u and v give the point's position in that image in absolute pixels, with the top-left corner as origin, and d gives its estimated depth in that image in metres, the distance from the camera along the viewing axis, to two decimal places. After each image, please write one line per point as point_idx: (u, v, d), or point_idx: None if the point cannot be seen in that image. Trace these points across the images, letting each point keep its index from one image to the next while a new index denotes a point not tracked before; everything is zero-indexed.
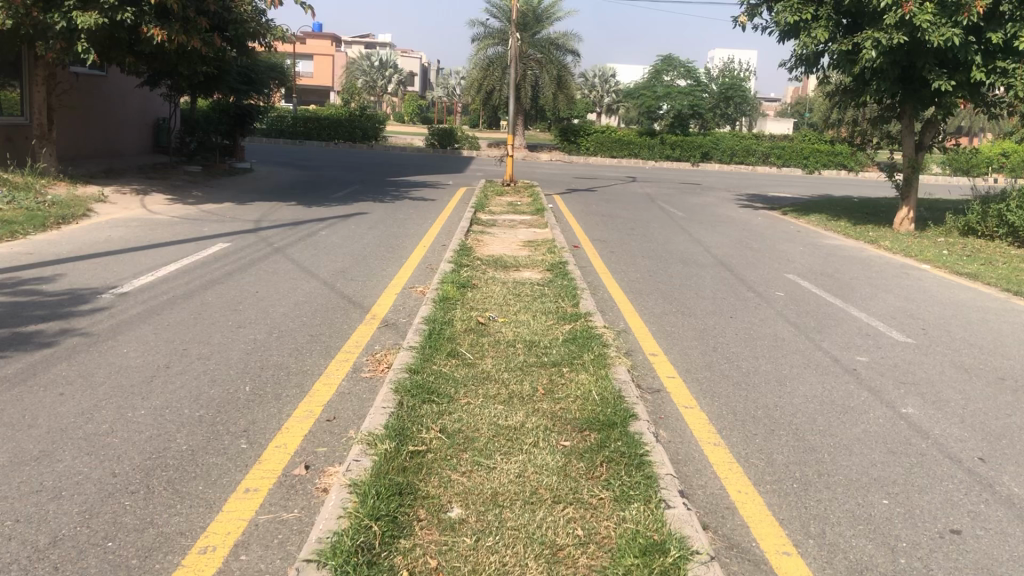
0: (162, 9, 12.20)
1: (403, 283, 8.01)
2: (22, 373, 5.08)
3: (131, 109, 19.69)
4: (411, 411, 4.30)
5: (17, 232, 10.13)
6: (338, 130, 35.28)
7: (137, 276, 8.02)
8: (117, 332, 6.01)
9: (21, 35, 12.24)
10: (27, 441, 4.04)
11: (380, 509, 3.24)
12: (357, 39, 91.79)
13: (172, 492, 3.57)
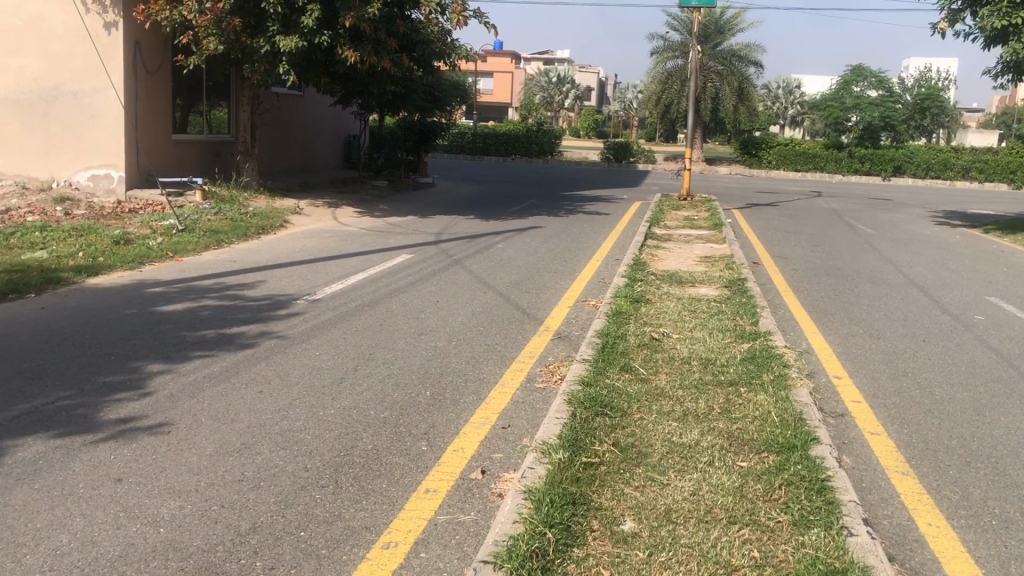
0: (356, 32, 12.90)
1: (577, 297, 8.08)
2: (226, 370, 5.49)
3: (324, 127, 20.90)
4: (585, 422, 4.33)
5: (223, 241, 10.98)
6: (516, 145, 36.04)
7: (329, 283, 8.53)
8: (310, 335, 6.42)
9: (231, 60, 13.28)
10: (231, 434, 4.38)
11: (554, 516, 3.29)
12: (537, 56, 93.84)
13: (359, 488, 3.77)
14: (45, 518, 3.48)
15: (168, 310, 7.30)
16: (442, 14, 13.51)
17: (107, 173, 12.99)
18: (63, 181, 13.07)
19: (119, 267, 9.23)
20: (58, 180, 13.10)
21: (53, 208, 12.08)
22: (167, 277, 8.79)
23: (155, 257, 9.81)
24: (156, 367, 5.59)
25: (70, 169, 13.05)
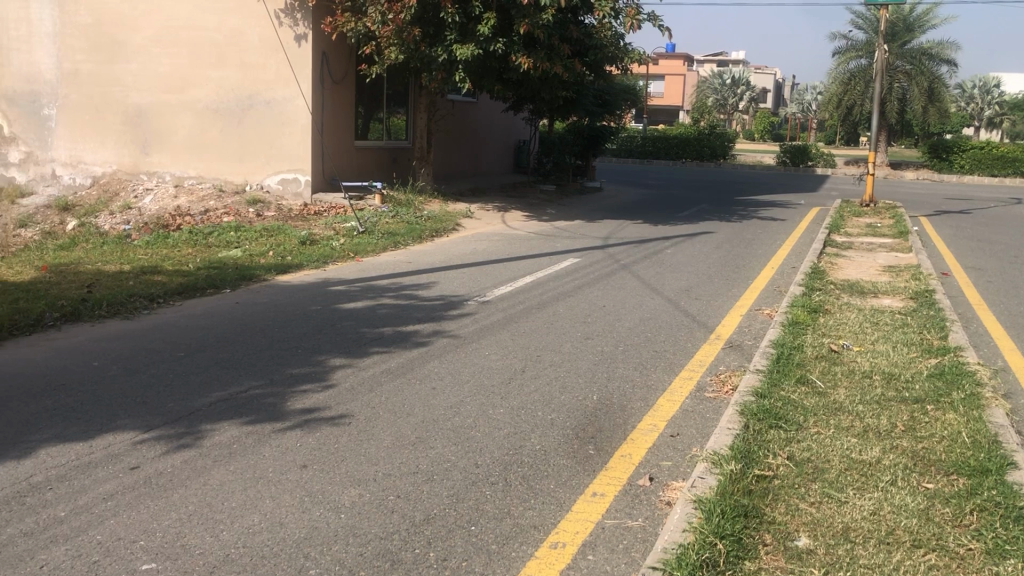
0: (530, 38, 13.10)
1: (750, 305, 7.87)
2: (402, 366, 5.72)
3: (496, 132, 21.34)
4: (758, 434, 4.22)
5: (399, 243, 11.42)
6: (687, 149, 35.50)
7: (499, 286, 8.71)
8: (481, 336, 6.58)
9: (411, 68, 13.79)
10: (406, 428, 4.55)
11: (725, 527, 3.22)
12: (711, 58, 92.07)
13: (528, 487, 3.83)
14: (238, 498, 3.75)
15: (349, 307, 7.68)
16: (616, 18, 13.49)
17: (295, 178, 13.79)
18: (256, 184, 14.00)
19: (304, 266, 9.78)
20: (251, 184, 14.04)
21: (247, 209, 12.96)
22: (347, 277, 9.23)
23: (336, 257, 10.33)
24: (338, 361, 5.90)
25: (262, 173, 13.95)
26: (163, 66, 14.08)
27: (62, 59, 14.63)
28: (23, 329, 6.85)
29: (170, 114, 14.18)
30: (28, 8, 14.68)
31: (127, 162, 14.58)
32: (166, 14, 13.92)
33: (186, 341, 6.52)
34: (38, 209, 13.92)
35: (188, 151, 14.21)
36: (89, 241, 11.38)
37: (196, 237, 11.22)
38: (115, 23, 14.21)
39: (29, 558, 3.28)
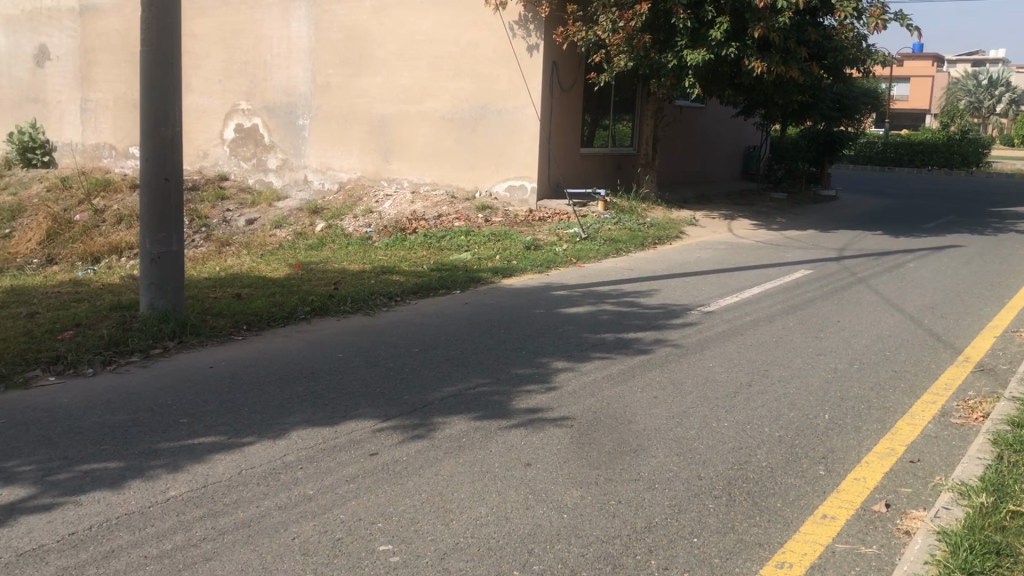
0: (764, 42, 12.72)
1: (1004, 325, 7.23)
2: (623, 373, 5.74)
3: (725, 139, 20.88)
4: (1013, 467, 3.87)
5: (622, 249, 11.45)
6: (934, 156, 33.04)
7: (724, 295, 8.53)
8: (705, 346, 6.47)
9: (640, 75, 13.79)
10: (628, 434, 4.56)
11: (974, 564, 2.99)
12: (963, 57, 85.21)
13: (753, 503, 3.73)
14: (467, 490, 3.91)
15: (572, 312, 7.80)
16: (859, 19, 12.82)
17: (522, 184, 14.14)
18: (485, 191, 14.50)
19: (528, 270, 10.05)
20: (481, 190, 14.55)
21: (476, 215, 13.48)
22: (570, 282, 9.39)
23: (560, 262, 10.52)
24: (561, 363, 6.01)
25: (491, 180, 14.42)
26: (405, 78, 14.94)
27: (317, 74, 15.89)
28: (277, 321, 7.50)
29: (410, 123, 15.02)
30: (288, 27, 16.06)
31: (370, 169, 15.60)
32: (409, 28, 14.76)
33: (419, 338, 6.89)
34: (291, 211, 15.19)
35: (425, 158, 14.98)
36: (335, 242, 12.29)
37: (430, 240, 11.82)
38: (364, 39, 15.24)
39: (283, 530, 3.60)
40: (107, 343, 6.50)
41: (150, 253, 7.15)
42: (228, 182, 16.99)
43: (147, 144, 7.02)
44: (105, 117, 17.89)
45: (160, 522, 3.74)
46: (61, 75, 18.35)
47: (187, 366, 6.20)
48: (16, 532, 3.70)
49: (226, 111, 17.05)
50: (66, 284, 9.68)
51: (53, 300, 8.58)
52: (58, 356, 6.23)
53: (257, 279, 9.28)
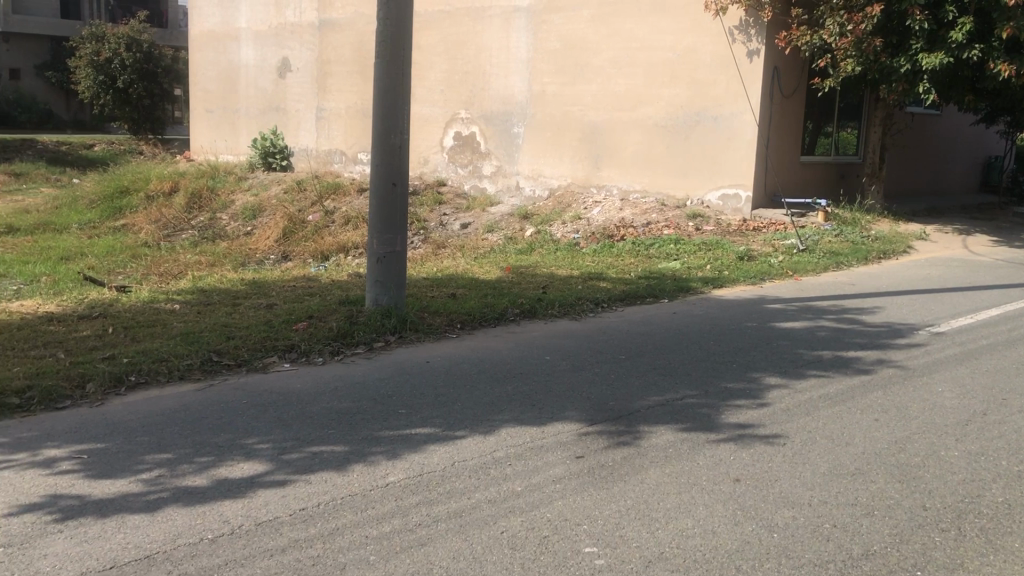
0: (1013, 43, 11.71)
1: None
2: (841, 394, 5.46)
3: (962, 147, 19.38)
4: None
5: (842, 263, 10.90)
6: None
7: (956, 316, 7.92)
8: (933, 369, 6.04)
9: (868, 80, 13.08)
10: (846, 457, 4.35)
11: None
12: None
13: (986, 541, 3.45)
14: (673, 500, 3.88)
15: (786, 326, 7.53)
16: None
17: (736, 193, 13.75)
18: (696, 199, 14.24)
19: (740, 281, 9.80)
20: (693, 199, 14.30)
21: (687, 223, 13.29)
22: (785, 296, 9.06)
23: (774, 274, 10.18)
24: (773, 380, 5.81)
25: (704, 188, 14.13)
26: (620, 86, 14.98)
27: (534, 82, 16.26)
28: (488, 321, 7.76)
29: (624, 131, 15.03)
30: (508, 37, 16.54)
31: (581, 176, 15.76)
32: (627, 36, 14.79)
33: (627, 346, 6.88)
34: (504, 216, 15.61)
35: (637, 166, 14.94)
36: (545, 247, 12.52)
37: (639, 248, 11.78)
38: (581, 48, 15.43)
39: (492, 523, 3.72)
40: (335, 335, 6.98)
41: (377, 251, 7.61)
42: (446, 187, 17.73)
43: (377, 150, 7.48)
44: (337, 125, 19.16)
45: (379, 505, 3.98)
46: (302, 85, 19.87)
47: (405, 361, 6.54)
48: (254, 503, 4.05)
49: (446, 119, 17.81)
50: (300, 279, 10.48)
51: (289, 293, 9.30)
52: (292, 344, 6.76)
53: (471, 281, 9.63)
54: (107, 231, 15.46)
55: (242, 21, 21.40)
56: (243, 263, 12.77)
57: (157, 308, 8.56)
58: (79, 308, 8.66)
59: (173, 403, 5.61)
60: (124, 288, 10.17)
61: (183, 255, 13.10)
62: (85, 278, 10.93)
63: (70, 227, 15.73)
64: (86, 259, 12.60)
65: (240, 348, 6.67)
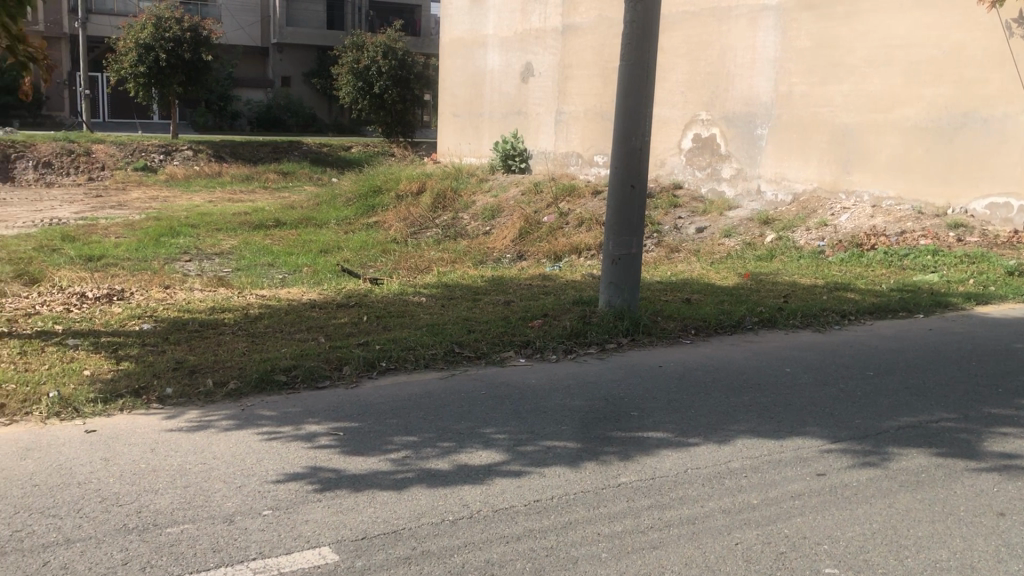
0: None
1: None
2: None
3: None
4: None
5: None
6: None
7: None
8: None
9: None
10: None
11: None
12: None
13: None
14: (926, 529, 3.62)
15: None
16: None
17: (1007, 202, 12.53)
18: (959, 208, 13.10)
19: (1007, 298, 8.94)
20: (954, 207, 13.19)
21: (947, 233, 12.30)
22: None
23: None
24: None
25: (969, 196, 12.99)
26: (877, 85, 14.11)
27: (781, 83, 15.69)
28: (725, 328, 7.60)
29: (877, 133, 14.14)
30: (754, 36, 16.08)
31: (829, 180, 14.99)
32: (886, 33, 13.92)
33: (875, 361, 6.48)
34: (742, 221, 15.18)
35: (891, 171, 13.99)
36: (786, 254, 12.06)
37: (891, 258, 11.06)
38: (834, 46, 14.70)
39: (725, 533, 3.65)
40: (569, 334, 7.11)
41: (613, 253, 7.67)
42: (684, 190, 17.52)
43: (617, 152, 7.53)
44: (575, 127, 19.37)
45: (611, 504, 4.01)
46: (544, 89, 20.36)
47: (638, 363, 6.54)
48: (492, 490, 4.22)
49: (686, 122, 17.60)
50: (536, 278, 10.76)
51: (525, 291, 9.59)
52: (528, 341, 6.96)
53: (708, 286, 9.46)
54: (361, 227, 16.63)
55: (490, 27, 22.27)
56: (482, 260, 13.33)
57: (405, 300, 9.13)
58: (339, 297, 9.42)
59: (419, 389, 5.96)
60: (376, 280, 10.91)
61: (427, 251, 13.87)
62: (341, 270, 11.84)
63: (328, 223, 17.10)
64: (341, 252, 13.64)
65: (480, 341, 6.96)
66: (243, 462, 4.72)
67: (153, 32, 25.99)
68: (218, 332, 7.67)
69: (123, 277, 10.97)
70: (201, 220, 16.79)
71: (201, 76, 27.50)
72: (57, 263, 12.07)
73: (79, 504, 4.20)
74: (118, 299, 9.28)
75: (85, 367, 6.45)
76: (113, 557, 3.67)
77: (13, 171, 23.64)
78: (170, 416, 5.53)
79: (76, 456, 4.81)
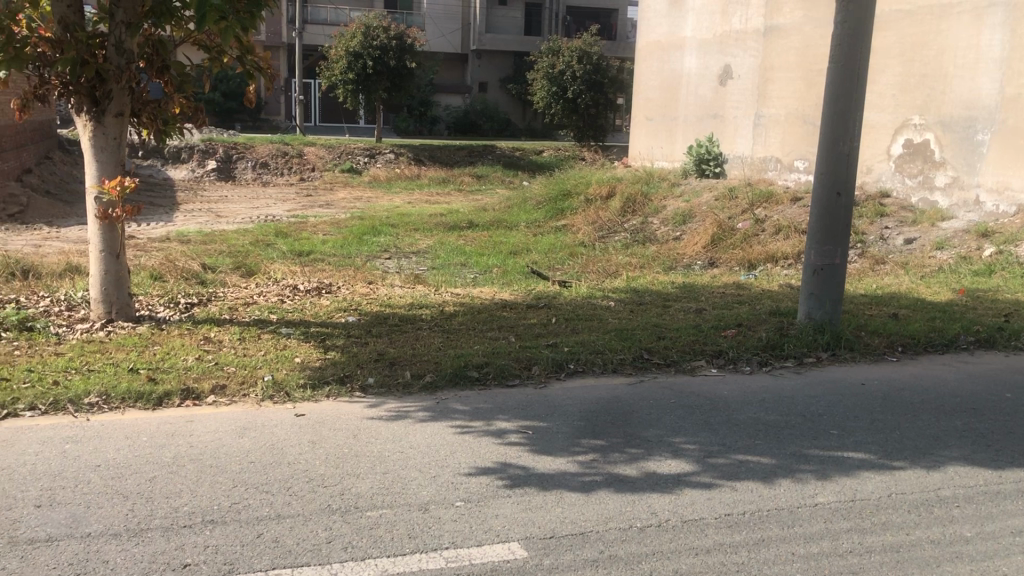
0: None
1: None
2: None
3: None
4: None
5: None
6: None
7: None
8: None
9: None
10: None
11: None
12: None
13: None
14: None
15: None
16: None
17: None
18: None
19: None
20: None
21: None
22: None
23: None
24: None
25: None
26: None
27: (1008, 85, 14.31)
28: (937, 346, 7.12)
29: None
30: (979, 33, 14.83)
31: None
32: None
33: None
34: (957, 233, 14.14)
35: None
36: (1007, 270, 11.12)
37: None
38: None
39: (935, 566, 3.46)
40: (765, 346, 6.90)
41: (814, 264, 7.37)
42: (891, 199, 16.55)
43: (823, 160, 7.21)
44: (775, 132, 18.70)
45: (808, 524, 3.86)
46: (743, 92, 19.83)
47: (838, 380, 6.24)
48: (681, 500, 4.16)
49: (897, 126, 16.62)
50: (730, 286, 10.50)
51: (718, 299, 9.39)
52: (720, 350, 6.81)
53: (916, 301, 8.89)
54: (551, 230, 16.86)
55: (688, 30, 21.95)
56: (671, 266, 13.17)
57: (595, 303, 9.17)
58: (530, 298, 9.59)
59: (608, 394, 5.97)
60: (565, 282, 11.03)
61: (616, 256, 13.85)
62: (531, 272, 12.05)
63: (519, 225, 17.44)
64: (530, 255, 13.87)
65: (671, 349, 6.87)
66: (437, 453, 4.91)
67: (362, 40, 27.49)
68: (415, 327, 8.02)
69: (329, 272, 11.67)
70: (400, 220, 17.58)
71: (405, 82, 28.75)
72: (271, 256, 13.02)
73: (289, 482, 4.51)
74: (326, 292, 9.89)
75: (295, 354, 6.93)
76: (319, 535, 3.92)
77: (235, 171, 25.72)
78: (371, 405, 5.82)
79: (286, 437, 5.17)
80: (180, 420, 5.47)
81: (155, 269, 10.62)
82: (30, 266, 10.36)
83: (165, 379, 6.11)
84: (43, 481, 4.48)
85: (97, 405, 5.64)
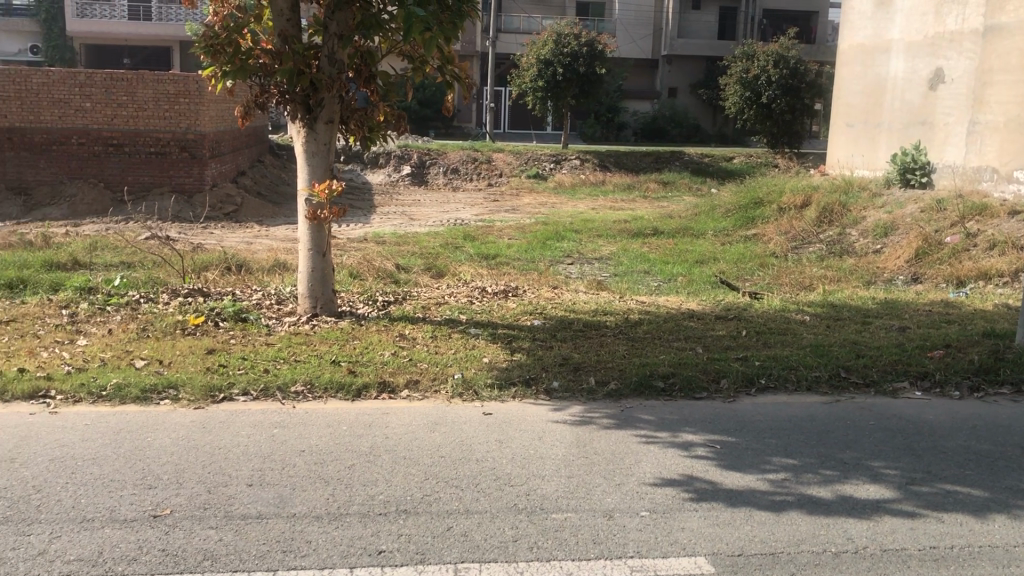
0: None
1: None
2: None
3: None
4: None
5: None
6: None
7: None
8: None
9: None
10: None
11: None
12: None
13: None
14: None
15: None
16: None
17: None
18: None
19: None
20: None
21: None
22: None
23: None
24: None
25: None
26: None
27: None
28: None
29: None
30: None
31: None
32: None
33: None
34: None
35: None
36: None
37: None
38: None
39: None
40: (977, 369, 6.41)
41: None
42: None
43: None
44: (993, 139, 17.35)
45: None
46: (957, 96, 18.54)
47: None
48: (880, 528, 3.95)
49: None
50: (935, 304, 9.83)
51: (923, 317, 8.81)
52: (926, 372, 6.39)
53: None
54: (740, 239, 16.43)
55: (896, 31, 20.77)
56: (870, 281, 12.50)
57: (787, 317, 8.84)
58: (718, 309, 9.37)
59: (801, 412, 5.74)
60: (755, 294, 10.71)
61: (809, 268, 13.30)
62: (718, 282, 11.78)
63: (706, 233, 17.11)
64: (717, 264, 13.58)
65: (871, 368, 6.52)
66: (622, 460, 4.90)
67: (553, 48, 27.88)
68: (600, 333, 8.04)
69: (516, 275, 11.91)
70: (584, 226, 17.67)
71: (595, 89, 28.85)
72: (460, 258, 13.45)
73: (477, 479, 4.64)
74: (513, 295, 10.09)
75: (484, 354, 7.12)
76: (505, 533, 4.01)
77: (428, 176, 26.72)
78: (556, 408, 5.89)
79: (475, 434, 5.33)
80: (377, 412, 5.76)
81: (355, 268, 11.21)
82: (244, 261, 11.21)
83: (363, 373, 6.45)
84: (254, 461, 4.84)
85: (303, 394, 6.03)
